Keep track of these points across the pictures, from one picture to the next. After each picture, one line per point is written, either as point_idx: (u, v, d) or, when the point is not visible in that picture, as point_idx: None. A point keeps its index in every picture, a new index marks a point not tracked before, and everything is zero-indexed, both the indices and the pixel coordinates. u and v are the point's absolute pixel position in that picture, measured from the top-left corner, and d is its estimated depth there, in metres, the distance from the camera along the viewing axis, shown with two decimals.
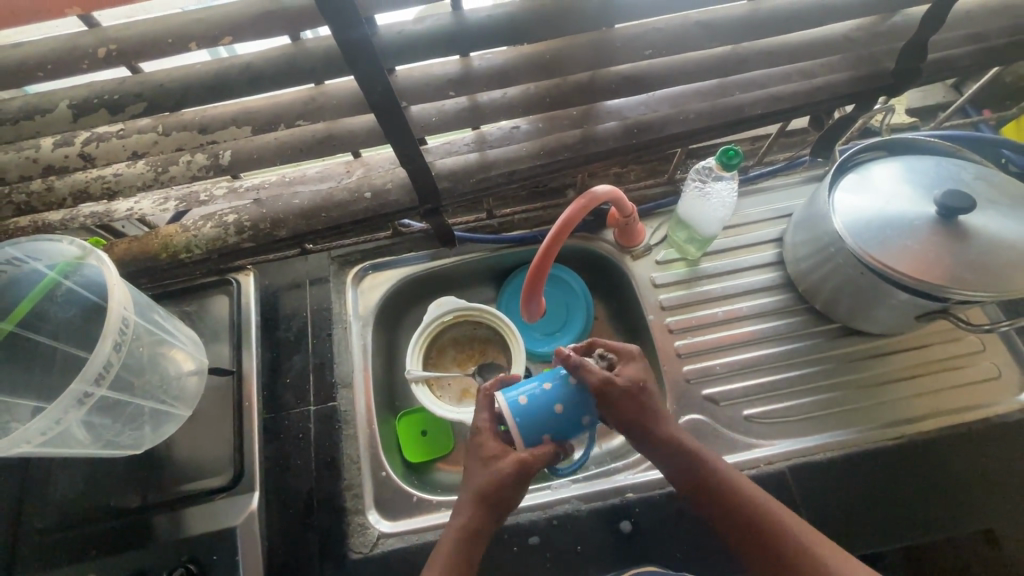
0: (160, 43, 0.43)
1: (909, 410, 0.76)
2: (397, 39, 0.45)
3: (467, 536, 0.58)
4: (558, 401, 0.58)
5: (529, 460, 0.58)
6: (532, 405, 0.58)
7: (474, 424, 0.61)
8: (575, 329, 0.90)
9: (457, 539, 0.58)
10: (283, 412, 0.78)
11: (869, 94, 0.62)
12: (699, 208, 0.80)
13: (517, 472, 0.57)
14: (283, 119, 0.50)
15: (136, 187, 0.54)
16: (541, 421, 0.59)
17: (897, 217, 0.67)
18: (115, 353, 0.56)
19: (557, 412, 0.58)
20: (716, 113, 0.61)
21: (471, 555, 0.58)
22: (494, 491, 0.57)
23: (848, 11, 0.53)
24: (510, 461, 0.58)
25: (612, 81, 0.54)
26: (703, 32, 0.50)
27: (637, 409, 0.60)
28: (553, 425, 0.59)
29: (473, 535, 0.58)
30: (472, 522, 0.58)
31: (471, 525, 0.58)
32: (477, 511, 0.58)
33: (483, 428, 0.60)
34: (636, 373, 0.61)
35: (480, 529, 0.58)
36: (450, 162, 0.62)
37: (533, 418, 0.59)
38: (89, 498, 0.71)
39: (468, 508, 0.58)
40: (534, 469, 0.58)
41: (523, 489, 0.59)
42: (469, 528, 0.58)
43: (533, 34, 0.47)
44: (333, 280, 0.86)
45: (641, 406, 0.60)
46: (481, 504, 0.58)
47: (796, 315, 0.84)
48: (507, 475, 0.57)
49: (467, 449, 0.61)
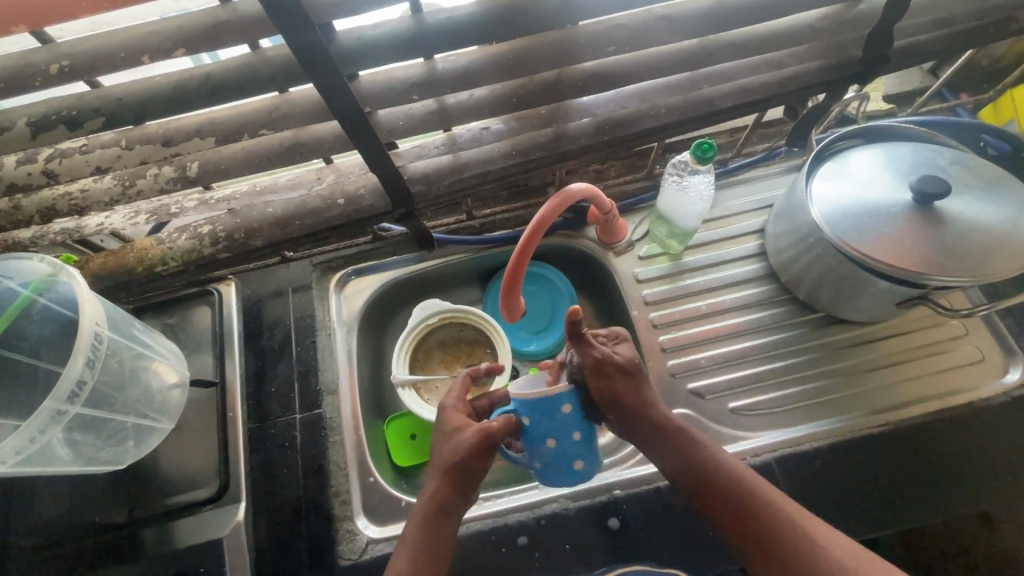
0: (114, 58, 0.42)
1: (895, 397, 0.77)
2: (356, 45, 0.45)
3: (437, 510, 0.60)
4: (556, 440, 0.58)
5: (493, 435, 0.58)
6: (565, 419, 0.58)
7: (443, 405, 0.66)
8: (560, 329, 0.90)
9: (426, 514, 0.60)
10: (269, 421, 0.78)
11: (842, 81, 0.61)
12: (678, 202, 0.79)
13: (480, 443, 0.58)
14: (246, 129, 0.50)
15: (103, 202, 0.54)
16: (543, 425, 0.58)
17: (875, 205, 0.68)
18: (88, 370, 0.55)
19: (547, 445, 0.58)
20: (688, 107, 0.61)
21: (443, 530, 0.60)
22: (456, 462, 0.59)
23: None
24: (473, 432, 0.59)
25: (579, 78, 0.54)
26: (666, 26, 0.50)
27: (628, 390, 0.62)
28: (530, 438, 0.59)
29: (441, 508, 0.60)
30: (439, 498, 0.60)
31: (438, 500, 0.60)
32: (445, 487, 0.60)
33: (450, 407, 0.64)
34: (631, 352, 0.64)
35: (444, 505, 0.60)
36: (423, 165, 0.61)
37: (548, 418, 0.57)
38: (76, 514, 0.71)
39: (439, 483, 0.60)
40: (493, 443, 0.58)
41: (485, 463, 0.60)
42: (438, 503, 0.60)
43: (493, 32, 0.46)
44: (316, 287, 0.86)
45: (637, 384, 0.63)
46: (446, 478, 0.60)
47: (780, 305, 0.84)
48: (466, 447, 0.59)
49: (437, 429, 0.64)
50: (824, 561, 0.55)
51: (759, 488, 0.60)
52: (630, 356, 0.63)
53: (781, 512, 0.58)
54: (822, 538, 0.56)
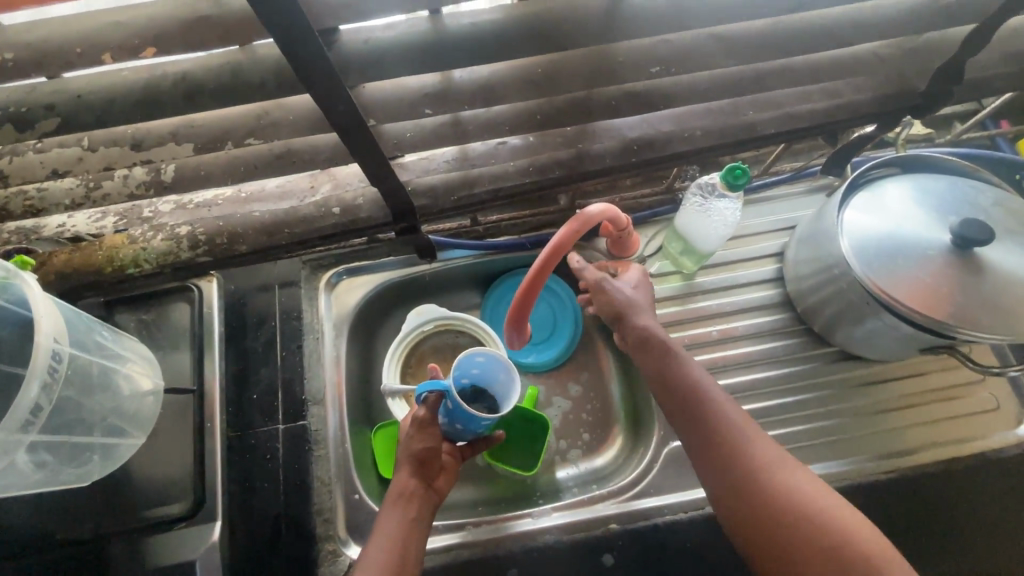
0: (69, 54, 0.35)
1: (905, 442, 0.74)
2: (362, 51, 0.38)
3: (404, 495, 0.62)
4: (462, 425, 0.66)
5: (425, 417, 0.66)
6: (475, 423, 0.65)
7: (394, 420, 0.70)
8: (567, 324, 0.88)
9: (395, 500, 0.62)
10: (248, 430, 0.73)
11: (896, 114, 0.55)
12: (697, 224, 0.74)
13: (418, 426, 0.66)
14: (229, 137, 0.43)
15: (64, 204, 0.48)
16: (458, 417, 0.65)
17: (912, 245, 0.64)
18: (45, 395, 0.49)
19: (455, 424, 0.67)
20: (726, 133, 0.55)
21: (416, 511, 0.62)
22: (411, 447, 0.65)
23: (892, 29, 0.45)
24: (408, 423, 0.67)
25: (611, 97, 0.47)
26: (719, 47, 0.43)
27: (622, 304, 0.66)
28: (447, 414, 0.66)
29: (409, 493, 0.62)
30: (404, 484, 0.63)
31: (404, 484, 0.63)
32: (410, 478, 0.64)
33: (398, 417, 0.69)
34: (633, 278, 0.70)
35: (410, 489, 0.63)
36: (429, 178, 0.55)
37: (464, 418, 0.64)
38: (38, 523, 0.66)
39: (402, 475, 0.64)
40: (428, 421, 0.66)
41: (435, 443, 0.66)
42: (407, 491, 0.63)
43: (521, 44, 0.39)
44: (304, 285, 0.81)
45: (634, 299, 0.67)
46: (406, 463, 0.64)
47: (793, 336, 0.80)
48: (414, 431, 0.66)
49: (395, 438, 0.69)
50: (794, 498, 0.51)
51: (743, 427, 0.56)
52: (635, 279, 0.70)
53: (752, 447, 0.55)
54: (797, 482, 0.52)
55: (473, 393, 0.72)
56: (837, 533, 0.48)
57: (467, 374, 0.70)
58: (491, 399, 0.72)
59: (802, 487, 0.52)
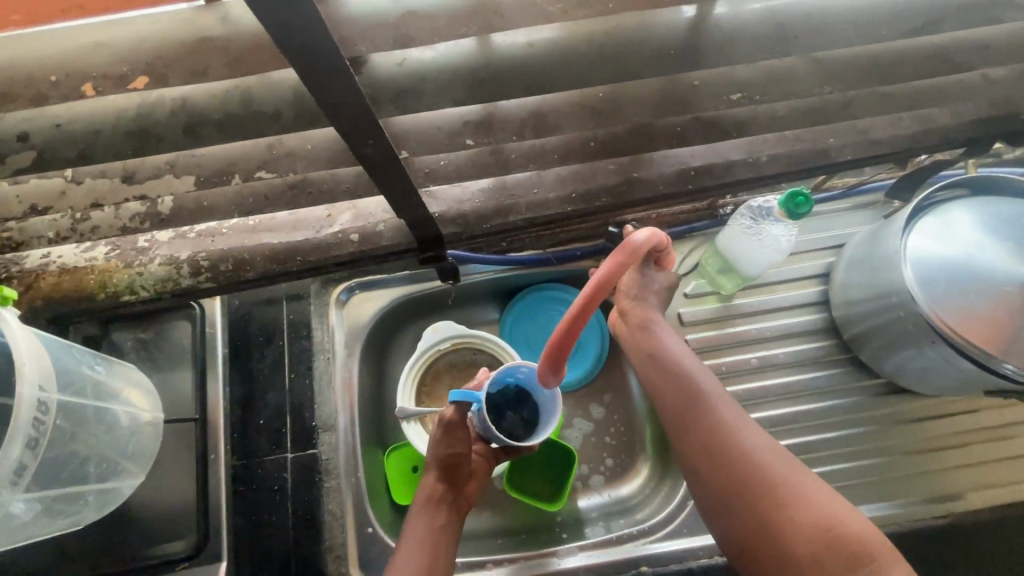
0: (41, 82, 0.30)
1: (956, 483, 0.69)
2: (399, 76, 0.32)
3: (429, 498, 0.60)
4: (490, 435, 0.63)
5: (453, 420, 0.63)
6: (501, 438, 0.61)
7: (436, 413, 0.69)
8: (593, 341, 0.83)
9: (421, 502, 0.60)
10: (255, 460, 0.68)
11: (987, 139, 0.49)
12: (744, 245, 0.68)
13: (444, 428, 0.63)
14: (237, 169, 0.37)
15: (49, 237, 0.44)
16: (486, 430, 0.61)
17: (980, 279, 0.57)
18: (30, 451, 0.44)
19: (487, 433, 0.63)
20: (794, 158, 0.49)
21: (440, 516, 0.59)
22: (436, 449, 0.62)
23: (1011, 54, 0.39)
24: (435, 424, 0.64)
25: (676, 124, 0.41)
26: (810, 71, 0.37)
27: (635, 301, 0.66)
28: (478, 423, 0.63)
29: (433, 497, 0.60)
30: (429, 488, 0.61)
31: (428, 487, 0.61)
32: (436, 482, 0.61)
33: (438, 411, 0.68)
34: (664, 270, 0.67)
35: (434, 493, 0.60)
36: (459, 204, 0.49)
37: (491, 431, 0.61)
38: (31, 557, 0.62)
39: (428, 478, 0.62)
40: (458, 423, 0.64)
41: (462, 447, 0.63)
42: (431, 495, 0.60)
43: (587, 71, 0.34)
44: (314, 300, 0.75)
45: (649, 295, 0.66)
46: (432, 464, 0.62)
47: (838, 366, 0.75)
48: (440, 432, 0.63)
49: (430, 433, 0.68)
50: (791, 500, 0.49)
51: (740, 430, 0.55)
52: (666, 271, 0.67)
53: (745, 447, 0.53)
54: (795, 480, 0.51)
55: (515, 397, 0.67)
56: (835, 530, 0.47)
57: (511, 376, 0.66)
58: (533, 408, 0.67)
59: (801, 485, 0.50)
